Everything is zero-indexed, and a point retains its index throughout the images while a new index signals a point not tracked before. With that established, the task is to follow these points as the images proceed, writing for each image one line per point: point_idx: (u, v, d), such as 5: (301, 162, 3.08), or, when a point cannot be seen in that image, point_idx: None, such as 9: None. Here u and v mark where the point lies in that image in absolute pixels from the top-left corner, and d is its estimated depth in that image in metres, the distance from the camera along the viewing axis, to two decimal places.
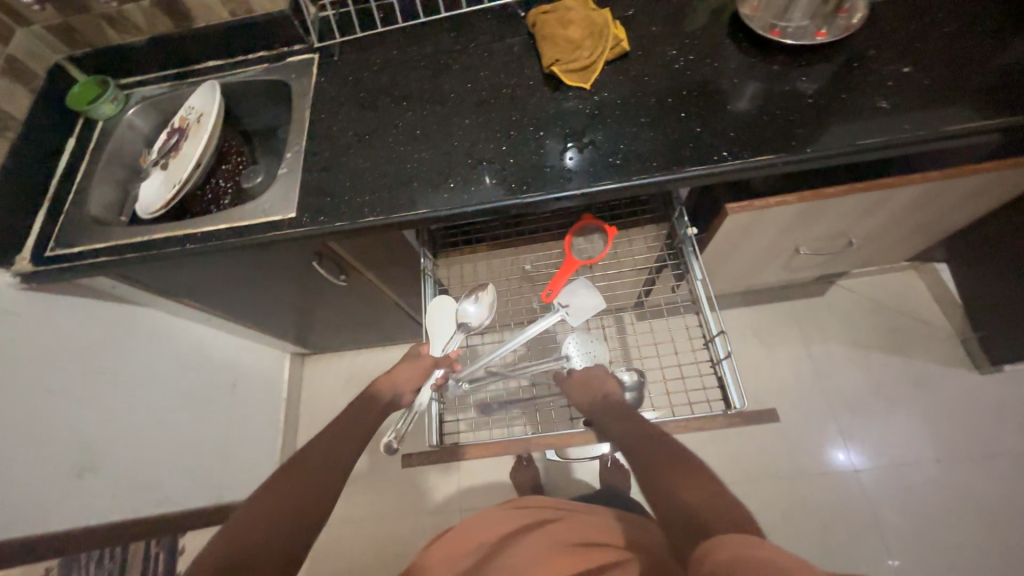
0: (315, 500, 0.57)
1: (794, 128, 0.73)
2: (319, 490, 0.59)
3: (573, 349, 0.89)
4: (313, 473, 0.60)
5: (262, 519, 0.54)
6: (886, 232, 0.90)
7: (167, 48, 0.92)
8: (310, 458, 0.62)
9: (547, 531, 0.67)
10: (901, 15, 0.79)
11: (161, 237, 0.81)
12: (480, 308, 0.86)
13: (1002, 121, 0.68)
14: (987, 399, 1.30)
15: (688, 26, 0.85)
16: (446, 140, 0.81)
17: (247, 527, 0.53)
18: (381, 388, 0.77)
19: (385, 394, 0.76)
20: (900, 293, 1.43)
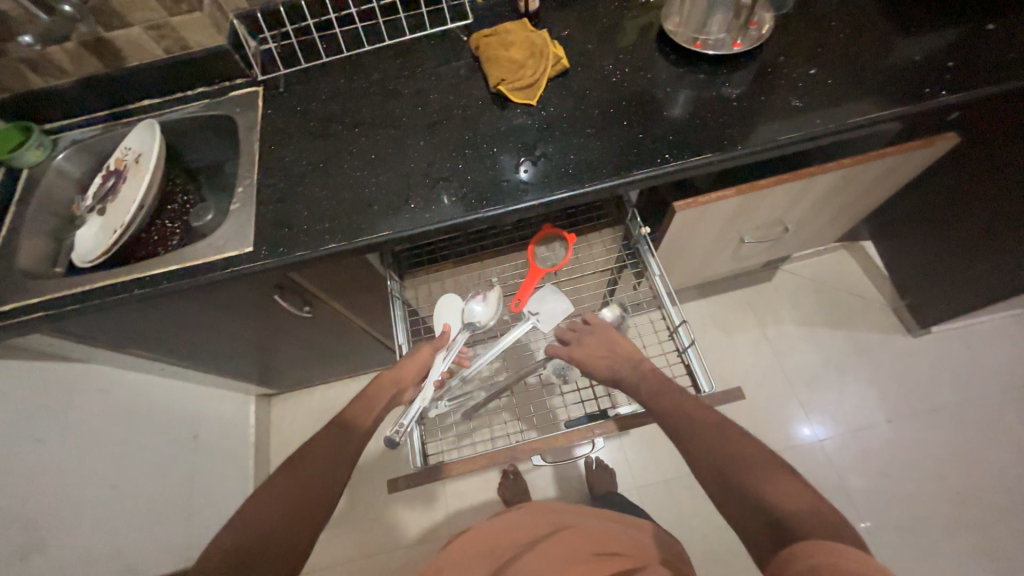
0: (315, 502, 0.60)
1: (726, 129, 0.79)
2: (316, 494, 0.61)
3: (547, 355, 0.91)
4: (309, 479, 0.62)
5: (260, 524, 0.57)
6: (818, 216, 0.98)
7: (97, 89, 0.88)
8: (308, 461, 0.64)
9: (564, 538, 0.64)
10: (805, 23, 0.88)
11: (104, 284, 0.76)
12: (486, 308, 0.87)
13: (897, 110, 0.77)
14: (924, 360, 1.42)
15: (620, 42, 0.90)
16: (402, 162, 0.81)
17: (242, 532, 0.56)
18: (382, 390, 0.78)
19: (378, 402, 0.76)
20: (839, 272, 1.55)
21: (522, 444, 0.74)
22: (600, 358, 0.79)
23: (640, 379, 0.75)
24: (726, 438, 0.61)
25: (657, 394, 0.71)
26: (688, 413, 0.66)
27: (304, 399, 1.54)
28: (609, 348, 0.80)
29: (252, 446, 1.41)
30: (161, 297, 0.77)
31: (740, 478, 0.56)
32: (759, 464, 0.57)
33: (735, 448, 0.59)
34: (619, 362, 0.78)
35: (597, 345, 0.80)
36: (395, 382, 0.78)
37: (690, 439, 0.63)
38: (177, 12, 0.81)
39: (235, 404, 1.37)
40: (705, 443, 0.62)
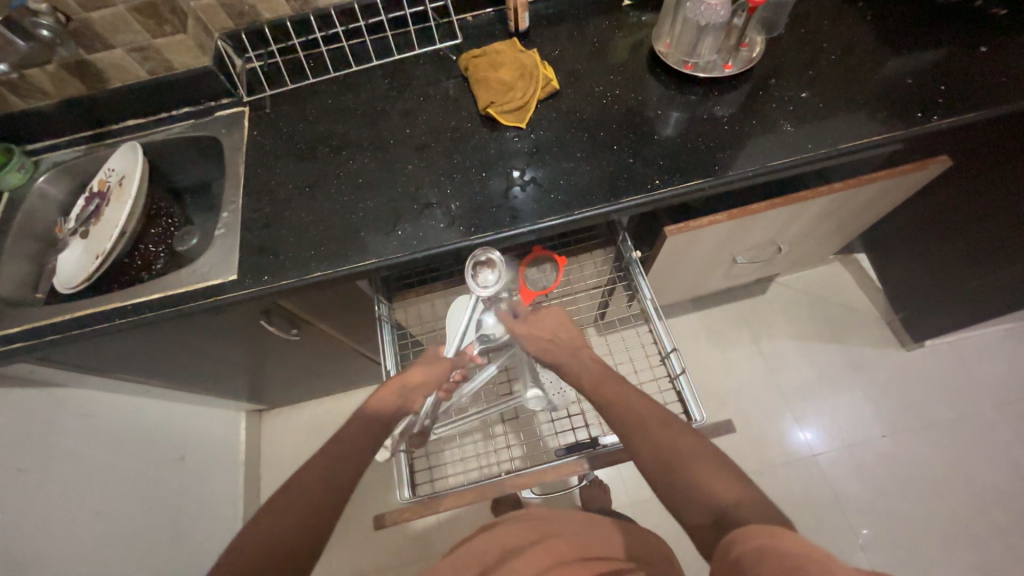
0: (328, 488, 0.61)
1: (717, 153, 0.79)
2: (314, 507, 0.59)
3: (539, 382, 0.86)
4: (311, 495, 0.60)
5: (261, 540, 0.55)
6: (809, 237, 0.97)
7: (80, 110, 0.87)
8: (306, 477, 0.61)
9: (549, 547, 0.65)
10: (795, 43, 0.88)
11: (86, 313, 0.75)
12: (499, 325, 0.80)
13: (885, 136, 0.77)
14: (915, 373, 1.42)
15: (611, 63, 0.89)
16: (390, 186, 0.80)
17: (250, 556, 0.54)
18: (389, 397, 0.73)
19: (389, 406, 0.72)
20: (834, 285, 1.54)
21: (511, 478, 0.73)
22: (545, 341, 0.78)
23: (582, 369, 0.73)
24: (665, 428, 0.60)
25: (599, 384, 0.69)
26: (627, 402, 0.65)
27: (295, 416, 1.52)
28: (557, 329, 0.79)
29: (241, 464, 1.39)
30: (144, 326, 0.76)
31: (680, 472, 0.56)
32: (696, 452, 0.57)
33: (676, 440, 0.59)
34: (561, 347, 0.77)
35: (543, 327, 0.79)
36: (405, 386, 0.74)
37: (629, 431, 0.62)
38: (161, 34, 0.80)
39: (224, 421, 1.36)
40: (644, 435, 0.60)
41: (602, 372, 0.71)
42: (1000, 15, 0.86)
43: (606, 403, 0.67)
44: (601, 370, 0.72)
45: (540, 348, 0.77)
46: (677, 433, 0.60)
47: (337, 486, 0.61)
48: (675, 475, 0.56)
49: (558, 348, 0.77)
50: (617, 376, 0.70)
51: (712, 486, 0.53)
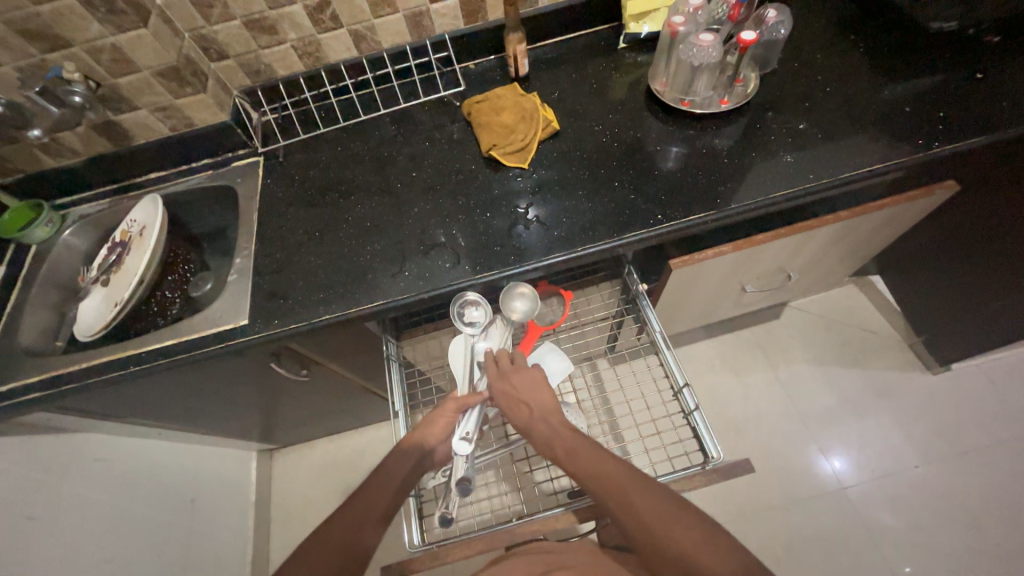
0: (354, 543, 0.59)
1: (719, 186, 0.79)
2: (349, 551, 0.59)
3: None
4: (341, 539, 0.59)
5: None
6: (819, 264, 0.96)
7: (106, 166, 0.92)
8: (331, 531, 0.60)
9: None
10: (789, 76, 0.89)
11: (104, 360, 0.77)
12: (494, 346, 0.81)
13: (886, 164, 0.77)
14: (944, 397, 1.36)
15: (610, 102, 0.92)
16: (397, 229, 0.82)
17: None
18: (402, 460, 0.69)
19: (404, 465, 0.69)
20: (850, 307, 1.51)
21: (523, 524, 0.71)
22: (516, 400, 0.73)
23: (555, 438, 0.68)
24: (649, 498, 0.57)
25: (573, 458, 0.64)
26: (608, 475, 0.60)
27: (306, 455, 1.51)
28: (532, 390, 0.74)
29: (252, 505, 1.37)
30: (158, 372, 0.77)
31: (669, 547, 0.52)
32: (680, 521, 0.54)
33: (661, 509, 0.55)
34: (534, 409, 0.72)
35: (514, 388, 0.74)
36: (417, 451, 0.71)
37: (611, 506, 0.58)
38: (183, 94, 0.85)
39: (236, 461, 1.35)
40: (625, 510, 0.57)
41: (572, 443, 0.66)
42: (993, 43, 0.87)
43: (585, 477, 0.62)
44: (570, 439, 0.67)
45: (512, 408, 0.73)
46: (660, 501, 0.56)
47: (364, 539, 0.60)
48: (661, 551, 0.53)
49: (528, 410, 0.72)
50: (593, 443, 0.65)
51: (697, 560, 0.51)
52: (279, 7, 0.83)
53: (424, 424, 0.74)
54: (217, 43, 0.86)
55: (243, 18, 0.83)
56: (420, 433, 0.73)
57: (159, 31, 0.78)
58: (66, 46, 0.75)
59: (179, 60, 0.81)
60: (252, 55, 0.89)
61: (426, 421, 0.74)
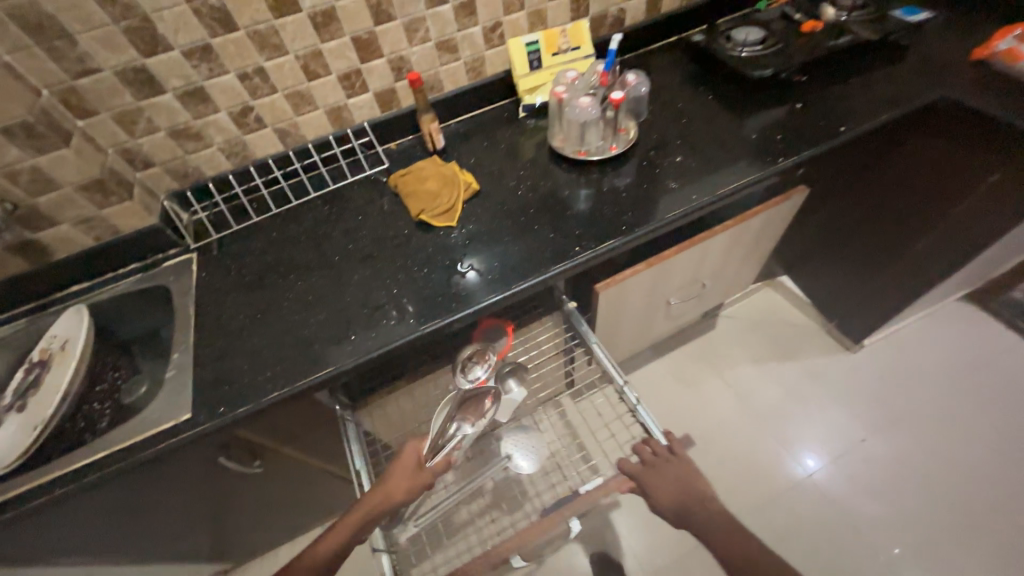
0: None
1: (623, 216, 0.91)
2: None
3: (511, 446, 0.93)
4: None
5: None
6: (724, 270, 1.09)
7: (22, 285, 0.88)
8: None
9: None
10: (660, 123, 1.08)
11: (22, 490, 0.69)
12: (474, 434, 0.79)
13: (746, 180, 0.94)
14: (868, 372, 1.52)
15: (520, 161, 1.05)
16: (339, 298, 0.85)
17: None
18: (357, 522, 0.71)
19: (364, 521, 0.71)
20: (770, 307, 1.68)
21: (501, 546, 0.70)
22: (671, 483, 0.72)
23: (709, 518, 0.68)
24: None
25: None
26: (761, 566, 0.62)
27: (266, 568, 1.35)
28: (676, 478, 0.72)
29: None
30: (89, 490, 0.71)
31: None
32: None
33: None
34: (684, 489, 0.71)
35: (664, 472, 0.72)
36: (386, 505, 0.71)
37: None
38: (108, 204, 0.87)
39: None
40: None
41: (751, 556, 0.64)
42: (803, 81, 1.11)
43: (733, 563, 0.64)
44: (745, 549, 0.64)
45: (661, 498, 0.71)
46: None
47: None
48: None
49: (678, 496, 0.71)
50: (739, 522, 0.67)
51: None
52: (204, 116, 0.91)
53: (392, 473, 0.74)
54: (143, 154, 0.90)
55: (169, 129, 0.89)
56: (391, 483, 0.73)
57: (82, 149, 0.81)
58: None
59: (103, 173, 0.84)
60: (180, 160, 0.94)
61: (396, 470, 0.74)
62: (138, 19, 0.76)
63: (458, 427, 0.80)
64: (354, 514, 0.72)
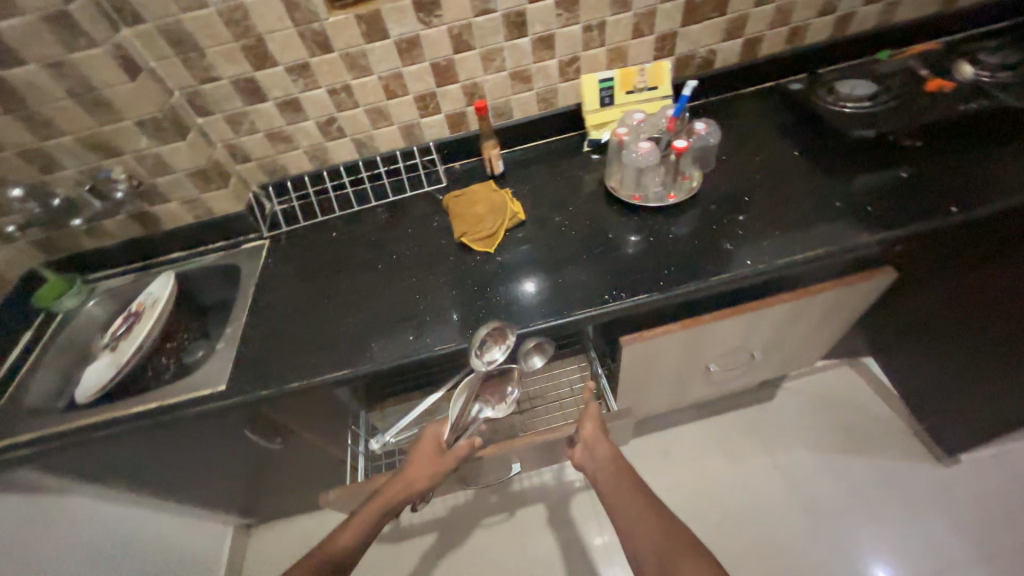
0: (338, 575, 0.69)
1: (662, 271, 0.86)
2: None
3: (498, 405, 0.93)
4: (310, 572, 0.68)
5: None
6: (780, 345, 0.97)
7: (136, 247, 1.06)
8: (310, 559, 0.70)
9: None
10: (731, 174, 1.00)
11: (93, 420, 0.83)
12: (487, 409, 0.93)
13: (813, 254, 0.84)
14: (962, 493, 1.25)
15: (572, 196, 1.04)
16: (372, 304, 0.91)
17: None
18: (384, 500, 0.78)
19: (392, 501, 0.78)
20: (847, 390, 1.46)
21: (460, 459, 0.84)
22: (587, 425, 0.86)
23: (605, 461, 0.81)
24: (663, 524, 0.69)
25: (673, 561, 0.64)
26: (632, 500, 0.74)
27: (283, 532, 1.45)
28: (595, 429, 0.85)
29: None
30: (139, 431, 0.83)
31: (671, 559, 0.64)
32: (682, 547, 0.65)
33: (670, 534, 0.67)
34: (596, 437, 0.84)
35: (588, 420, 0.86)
36: (413, 490, 0.79)
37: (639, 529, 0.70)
38: (207, 190, 1.01)
39: (209, 536, 1.32)
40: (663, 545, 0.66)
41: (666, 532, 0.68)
42: (915, 144, 0.95)
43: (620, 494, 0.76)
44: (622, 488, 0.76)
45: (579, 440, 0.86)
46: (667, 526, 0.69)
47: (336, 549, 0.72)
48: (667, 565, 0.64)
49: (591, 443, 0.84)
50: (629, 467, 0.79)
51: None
52: (296, 122, 1.02)
53: (414, 462, 0.81)
54: (243, 150, 1.04)
55: (266, 131, 1.02)
56: (415, 470, 0.81)
57: (195, 142, 0.95)
58: (118, 155, 0.91)
59: (207, 164, 0.98)
60: (271, 158, 1.07)
61: (418, 457, 0.82)
62: (254, 39, 0.89)
63: (480, 408, 0.93)
64: (380, 499, 0.78)
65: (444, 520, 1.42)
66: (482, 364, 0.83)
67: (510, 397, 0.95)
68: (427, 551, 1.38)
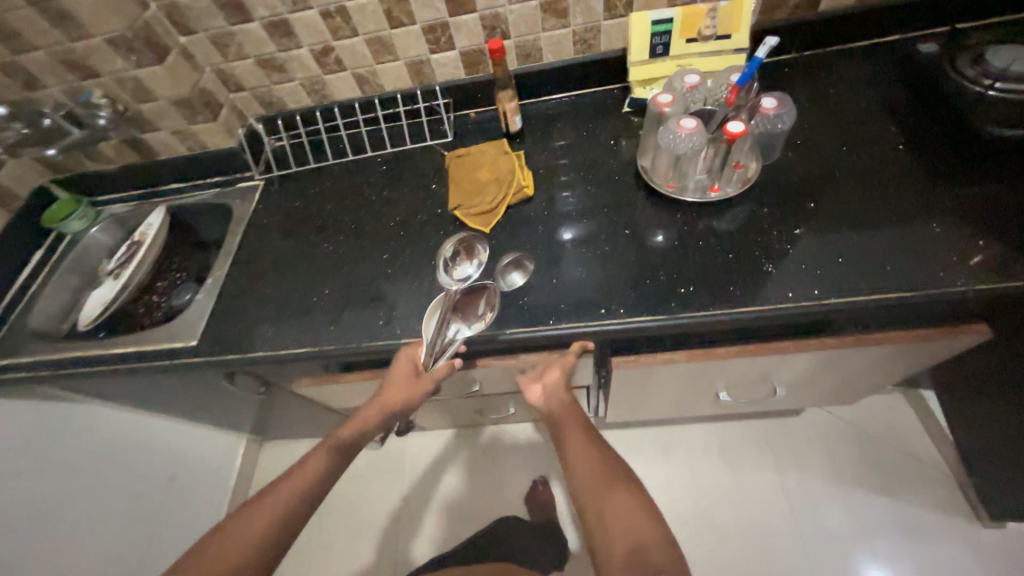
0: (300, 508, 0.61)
1: (678, 289, 0.70)
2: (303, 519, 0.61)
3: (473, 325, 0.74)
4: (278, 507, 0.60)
5: (241, 575, 0.54)
6: (810, 384, 0.82)
7: (134, 174, 1.02)
8: (276, 490, 0.62)
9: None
10: (801, 166, 0.78)
11: (80, 354, 0.85)
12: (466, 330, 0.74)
13: (883, 297, 0.64)
14: (993, 562, 1.10)
15: (594, 170, 0.86)
16: (350, 275, 0.83)
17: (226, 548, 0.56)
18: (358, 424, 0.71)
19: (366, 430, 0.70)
20: (890, 422, 1.29)
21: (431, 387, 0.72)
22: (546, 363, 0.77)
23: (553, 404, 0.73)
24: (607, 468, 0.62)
25: (605, 507, 0.58)
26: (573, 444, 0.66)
27: (290, 451, 1.57)
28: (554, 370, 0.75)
29: (229, 492, 1.44)
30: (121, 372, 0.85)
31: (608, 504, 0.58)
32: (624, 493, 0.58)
33: (614, 483, 0.60)
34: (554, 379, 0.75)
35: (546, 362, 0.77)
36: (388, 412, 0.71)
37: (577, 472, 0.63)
38: (195, 121, 0.93)
39: (223, 446, 1.44)
40: (604, 490, 0.59)
41: (606, 473, 0.62)
42: None
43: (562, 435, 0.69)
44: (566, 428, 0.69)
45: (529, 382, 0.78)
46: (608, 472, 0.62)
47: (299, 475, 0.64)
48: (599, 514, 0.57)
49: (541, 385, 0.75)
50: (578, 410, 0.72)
51: (633, 527, 0.54)
52: (288, 49, 0.89)
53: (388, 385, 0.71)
54: (235, 77, 0.93)
55: (256, 56, 0.90)
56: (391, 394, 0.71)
57: (176, 66, 0.85)
58: (98, 76, 0.84)
59: (192, 92, 0.89)
60: (266, 89, 0.95)
61: (393, 381, 0.71)
62: None
63: (456, 329, 0.74)
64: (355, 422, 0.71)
65: (434, 470, 1.40)
66: (455, 283, 0.76)
67: (488, 313, 0.74)
68: (415, 498, 1.37)
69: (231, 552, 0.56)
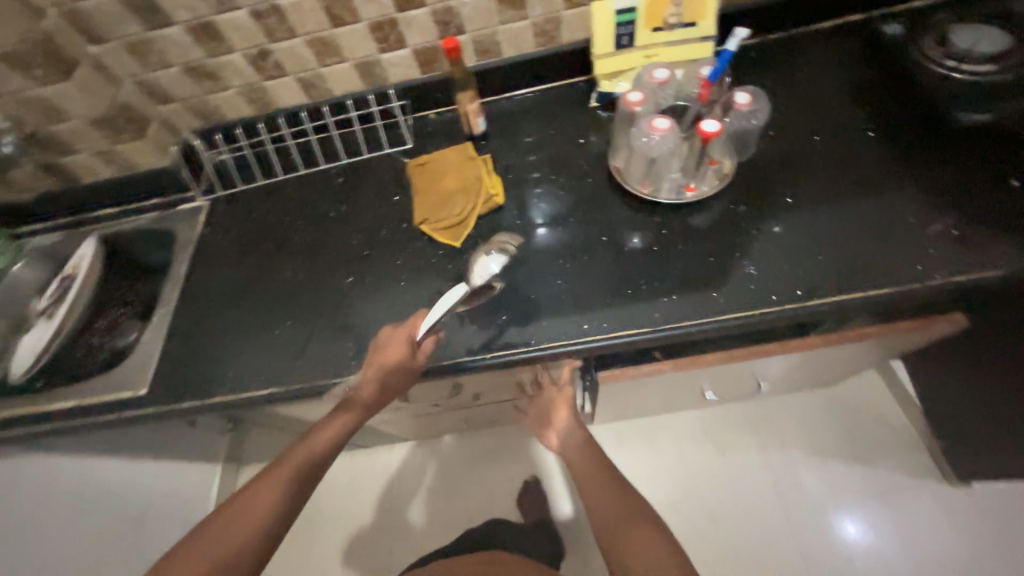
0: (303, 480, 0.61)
1: (661, 297, 0.68)
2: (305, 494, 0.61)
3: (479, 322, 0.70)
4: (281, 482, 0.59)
5: (244, 556, 0.53)
6: (792, 374, 0.82)
7: (56, 203, 0.91)
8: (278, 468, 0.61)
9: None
10: (774, 157, 0.76)
11: (13, 412, 0.76)
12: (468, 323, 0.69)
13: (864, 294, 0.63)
14: (959, 518, 1.17)
15: (565, 172, 0.82)
16: (312, 302, 0.77)
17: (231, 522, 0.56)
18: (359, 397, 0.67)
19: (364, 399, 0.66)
20: (863, 393, 1.33)
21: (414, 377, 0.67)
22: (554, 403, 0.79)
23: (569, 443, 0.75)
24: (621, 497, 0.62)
25: (617, 535, 0.57)
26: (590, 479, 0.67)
27: None
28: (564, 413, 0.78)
29: None
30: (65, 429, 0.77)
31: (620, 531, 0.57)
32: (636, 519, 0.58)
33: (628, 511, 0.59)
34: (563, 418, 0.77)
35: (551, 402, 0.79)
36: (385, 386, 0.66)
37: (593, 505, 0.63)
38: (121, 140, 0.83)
39: (196, 475, 1.33)
40: (616, 520, 0.59)
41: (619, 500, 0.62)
42: None
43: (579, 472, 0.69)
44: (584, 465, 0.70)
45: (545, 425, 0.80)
46: (622, 500, 0.61)
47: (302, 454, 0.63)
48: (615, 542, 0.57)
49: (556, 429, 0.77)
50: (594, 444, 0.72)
51: (645, 552, 0.53)
52: (219, 55, 0.80)
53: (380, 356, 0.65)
54: (160, 88, 0.83)
55: (183, 64, 0.80)
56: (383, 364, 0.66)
57: (89, 80, 0.75)
58: None
59: (112, 109, 0.79)
60: (198, 99, 0.86)
61: (384, 352, 0.65)
62: None
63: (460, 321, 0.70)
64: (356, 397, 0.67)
65: (422, 482, 1.36)
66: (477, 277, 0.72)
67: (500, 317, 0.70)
68: (405, 510, 1.34)
69: (235, 528, 0.54)
